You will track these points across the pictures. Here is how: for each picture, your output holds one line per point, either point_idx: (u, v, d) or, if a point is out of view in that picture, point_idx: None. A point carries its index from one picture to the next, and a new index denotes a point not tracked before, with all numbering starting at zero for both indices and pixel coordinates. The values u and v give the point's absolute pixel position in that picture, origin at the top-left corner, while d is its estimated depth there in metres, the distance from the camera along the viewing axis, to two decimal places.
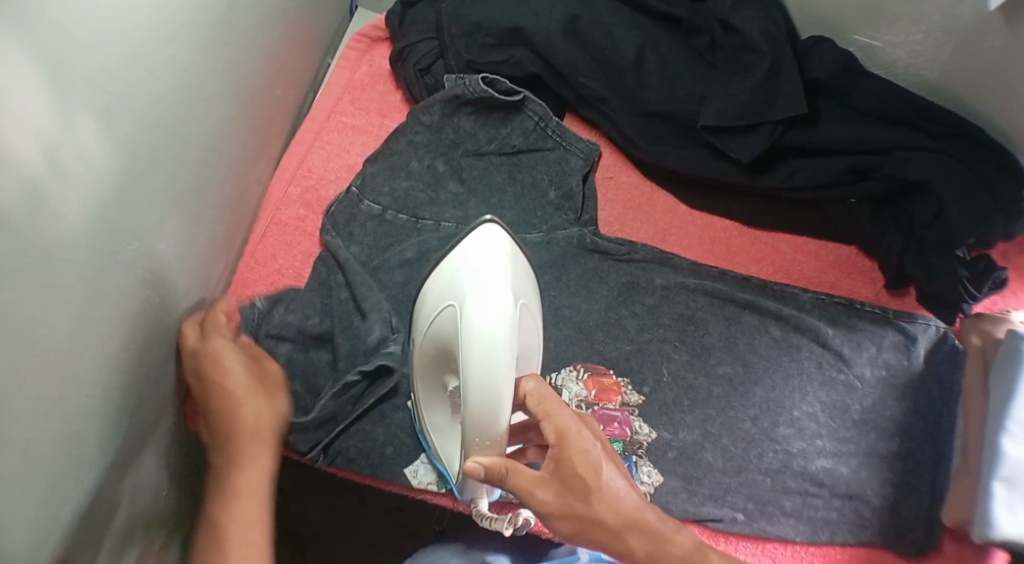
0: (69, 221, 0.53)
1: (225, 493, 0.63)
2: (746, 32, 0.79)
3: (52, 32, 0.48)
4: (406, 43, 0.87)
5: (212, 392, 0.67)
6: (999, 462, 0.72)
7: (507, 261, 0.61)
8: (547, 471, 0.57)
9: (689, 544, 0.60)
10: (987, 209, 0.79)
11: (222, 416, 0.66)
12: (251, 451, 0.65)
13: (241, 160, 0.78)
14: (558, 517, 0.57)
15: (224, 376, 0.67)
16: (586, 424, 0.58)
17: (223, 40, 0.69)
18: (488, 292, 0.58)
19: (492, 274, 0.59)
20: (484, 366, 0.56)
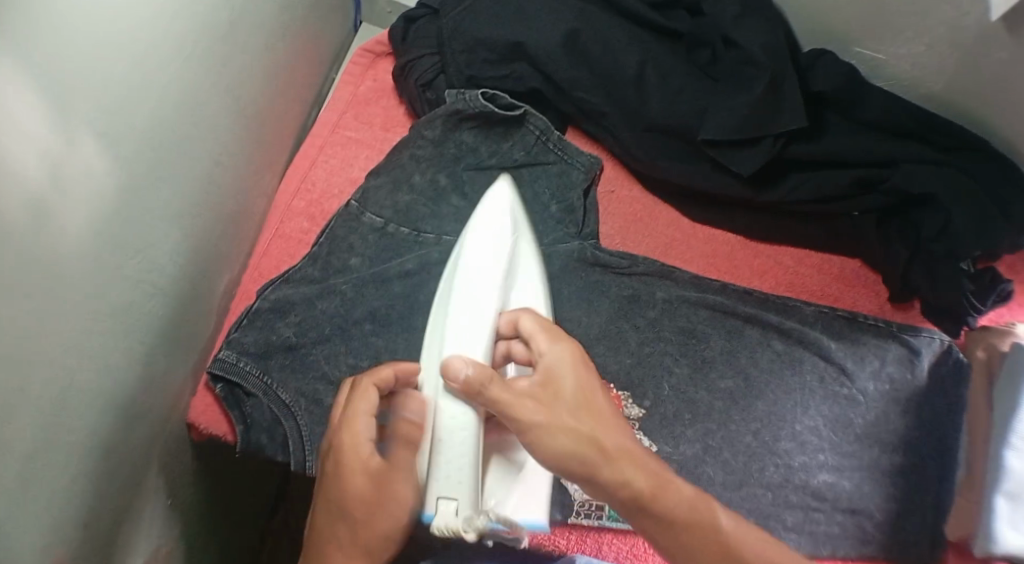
0: (73, 234, 0.54)
1: (330, 549, 0.58)
2: (747, 46, 0.80)
3: (54, 54, 0.50)
4: (409, 59, 0.87)
5: (337, 459, 0.57)
6: (1004, 477, 0.71)
7: (505, 211, 0.73)
8: (541, 388, 0.57)
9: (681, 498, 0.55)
10: (992, 222, 0.79)
11: (338, 487, 0.57)
12: (375, 523, 0.58)
13: (245, 173, 0.79)
14: (553, 430, 0.55)
15: (354, 446, 0.57)
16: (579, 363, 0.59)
17: (227, 55, 0.70)
18: (485, 227, 0.72)
19: (492, 218, 0.73)
20: (466, 282, 0.68)
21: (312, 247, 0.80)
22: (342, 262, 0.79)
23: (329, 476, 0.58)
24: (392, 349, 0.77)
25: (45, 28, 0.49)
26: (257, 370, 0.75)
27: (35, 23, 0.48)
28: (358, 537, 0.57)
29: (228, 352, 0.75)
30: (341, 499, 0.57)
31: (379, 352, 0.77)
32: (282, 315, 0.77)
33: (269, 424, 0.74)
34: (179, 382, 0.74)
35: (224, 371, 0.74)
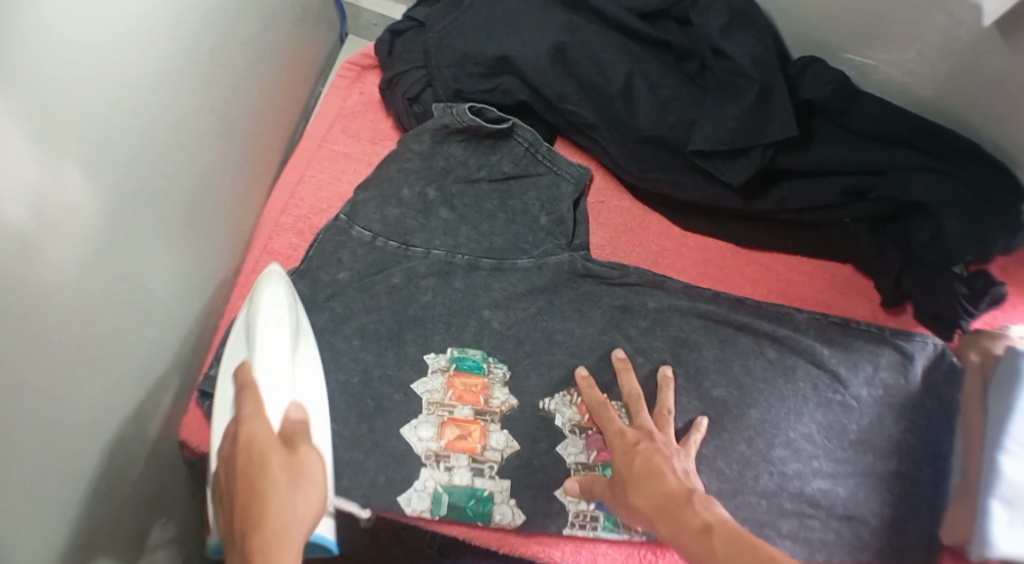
0: (59, 267, 0.54)
1: (278, 526, 0.55)
2: (737, 57, 0.79)
3: (31, 92, 0.49)
4: (395, 73, 0.87)
5: (250, 446, 0.59)
6: (999, 479, 0.72)
7: (284, 292, 0.72)
8: (640, 449, 0.67)
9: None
10: (985, 226, 0.77)
11: (257, 471, 0.57)
12: (303, 484, 0.58)
13: (234, 193, 0.79)
14: (646, 480, 0.63)
15: (260, 424, 0.61)
16: (659, 462, 0.65)
17: (210, 80, 0.70)
18: (272, 307, 0.71)
19: (275, 309, 0.71)
20: (264, 382, 0.67)
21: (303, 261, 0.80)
22: (330, 277, 0.79)
23: (247, 471, 0.58)
24: (382, 363, 0.77)
25: (18, 66, 0.48)
26: None
27: (7, 64, 0.47)
28: (293, 499, 0.57)
29: (209, 383, 0.74)
30: (266, 476, 0.57)
31: (368, 367, 0.77)
32: None
33: None
34: (169, 401, 0.73)
35: (215, 390, 0.74)
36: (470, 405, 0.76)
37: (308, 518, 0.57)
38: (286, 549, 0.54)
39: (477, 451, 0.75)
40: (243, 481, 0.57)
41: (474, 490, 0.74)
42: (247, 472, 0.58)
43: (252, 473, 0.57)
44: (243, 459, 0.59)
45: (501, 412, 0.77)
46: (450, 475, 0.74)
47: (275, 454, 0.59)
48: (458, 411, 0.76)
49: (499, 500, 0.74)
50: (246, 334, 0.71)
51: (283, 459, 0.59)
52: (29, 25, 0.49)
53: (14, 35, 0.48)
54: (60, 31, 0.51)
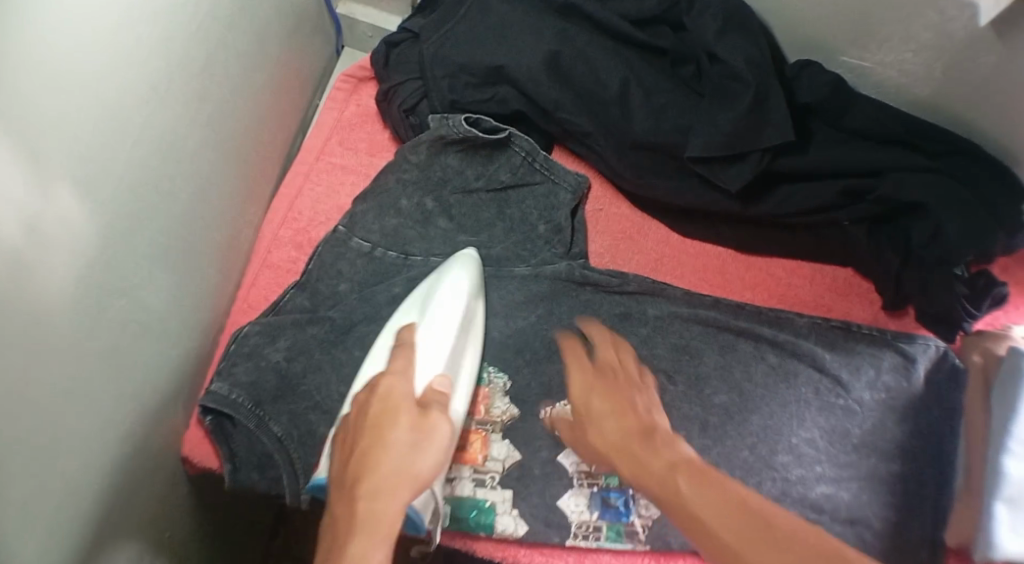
0: (55, 285, 0.54)
1: (388, 478, 0.56)
2: (731, 61, 0.79)
3: (21, 110, 0.50)
4: (391, 85, 0.87)
5: (385, 398, 0.62)
6: (1003, 482, 0.71)
7: (466, 277, 0.76)
8: (598, 389, 0.64)
9: (720, 496, 0.51)
10: (984, 224, 0.77)
11: (385, 424, 0.59)
12: (426, 443, 0.59)
13: (230, 207, 0.78)
14: (605, 419, 0.61)
15: (400, 383, 0.63)
16: (619, 401, 0.62)
17: (204, 93, 0.70)
18: (450, 292, 0.74)
19: (453, 290, 0.75)
20: (420, 347, 0.70)
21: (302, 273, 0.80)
22: (330, 289, 0.79)
23: (375, 421, 0.60)
24: None
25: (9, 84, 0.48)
26: (250, 402, 0.74)
27: None
28: (406, 456, 0.57)
29: (208, 403, 0.73)
30: (390, 430, 0.59)
31: None
32: (271, 340, 0.77)
33: (259, 461, 0.74)
34: (170, 417, 0.73)
35: (216, 405, 0.73)
36: (471, 416, 0.77)
37: (421, 480, 0.58)
38: (391, 502, 0.55)
39: (479, 462, 0.75)
40: (371, 429, 0.59)
41: (477, 502, 0.74)
42: (375, 423, 0.60)
43: (380, 426, 0.59)
44: (376, 411, 0.61)
45: (502, 421, 0.77)
46: (453, 486, 0.74)
47: (407, 411, 0.61)
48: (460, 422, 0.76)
49: (501, 510, 0.74)
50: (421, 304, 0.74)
51: (414, 419, 0.60)
52: (20, 44, 0.49)
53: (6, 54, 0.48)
54: (50, 50, 0.51)
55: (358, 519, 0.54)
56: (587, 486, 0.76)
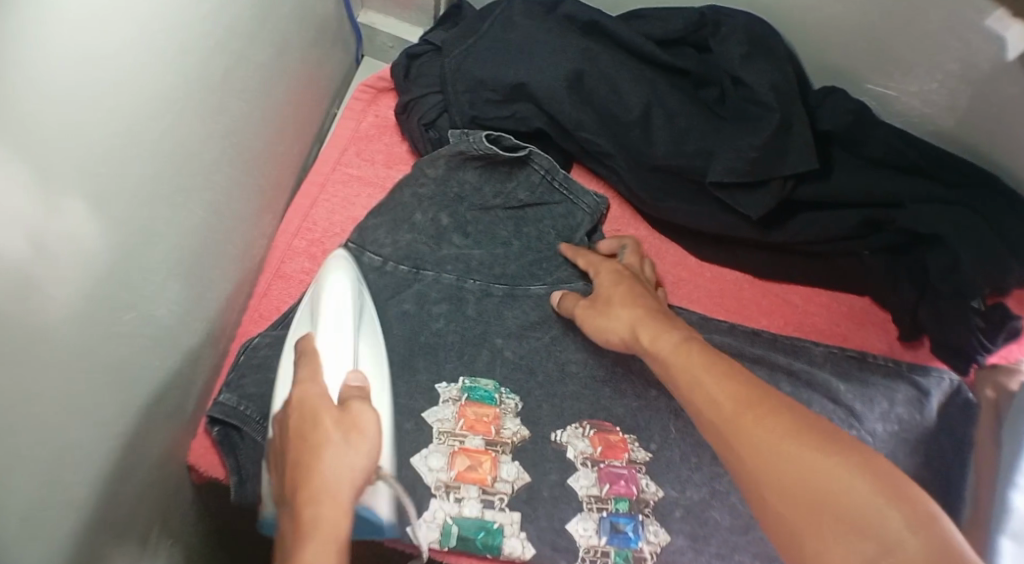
0: (60, 299, 0.53)
1: (322, 485, 0.54)
2: (756, 87, 0.79)
3: (32, 125, 0.48)
4: (411, 98, 0.86)
5: (301, 405, 0.60)
6: (1008, 515, 0.64)
7: (348, 279, 0.73)
8: (625, 279, 0.74)
9: (724, 369, 0.57)
10: (1002, 257, 0.76)
11: (308, 430, 0.57)
12: (353, 441, 0.57)
13: (247, 217, 0.78)
14: (624, 303, 0.70)
15: (313, 386, 0.61)
16: (637, 292, 0.72)
17: (221, 106, 0.69)
18: (336, 290, 0.72)
19: (341, 294, 0.72)
20: (323, 353, 0.67)
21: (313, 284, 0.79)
22: None
23: (298, 433, 0.58)
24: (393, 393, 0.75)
25: (20, 101, 0.47)
26: (258, 414, 0.73)
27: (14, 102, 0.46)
28: (335, 461, 0.55)
29: (215, 412, 0.72)
30: (315, 435, 0.57)
31: None
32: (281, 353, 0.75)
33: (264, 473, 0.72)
34: (178, 426, 0.72)
35: (223, 415, 0.72)
36: (482, 435, 0.75)
37: (357, 480, 0.56)
38: (338, 508, 0.53)
39: (488, 482, 0.73)
40: (296, 440, 0.57)
41: (484, 522, 0.72)
42: (297, 436, 0.57)
43: (303, 434, 0.57)
44: (298, 420, 0.59)
45: (512, 443, 0.75)
46: (460, 507, 0.72)
47: (330, 411, 0.59)
48: (470, 441, 0.75)
49: (509, 532, 0.72)
50: (313, 311, 0.72)
51: (335, 417, 0.58)
52: (33, 62, 0.47)
53: (19, 71, 0.46)
54: (61, 65, 0.49)
55: (298, 538, 0.52)
56: (595, 510, 0.74)
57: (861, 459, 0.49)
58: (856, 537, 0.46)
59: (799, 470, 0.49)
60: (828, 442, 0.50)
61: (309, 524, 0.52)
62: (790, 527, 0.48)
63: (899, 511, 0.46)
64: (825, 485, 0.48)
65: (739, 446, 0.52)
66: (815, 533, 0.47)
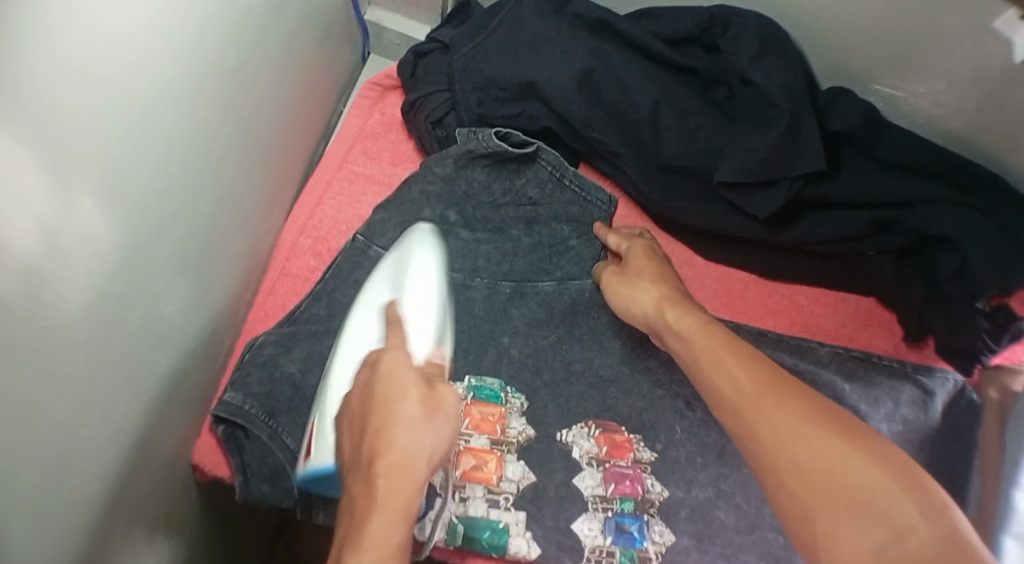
0: (72, 297, 0.53)
1: (398, 462, 0.51)
2: (766, 87, 0.79)
3: (47, 118, 0.48)
4: (419, 96, 0.86)
5: (387, 371, 0.54)
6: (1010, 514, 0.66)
7: (437, 251, 0.72)
8: (654, 265, 0.76)
9: (760, 358, 0.59)
10: (1010, 257, 0.76)
11: (392, 397, 0.53)
12: (435, 422, 0.52)
13: (255, 212, 0.78)
14: (652, 287, 0.73)
15: (400, 353, 0.55)
16: (665, 277, 0.74)
17: (230, 101, 0.68)
18: (425, 264, 0.70)
19: (430, 274, 0.69)
20: (413, 324, 0.64)
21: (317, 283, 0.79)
22: (348, 299, 0.78)
23: (380, 400, 0.53)
24: None
25: (33, 99, 0.46)
26: (263, 412, 0.73)
27: (29, 92, 0.46)
28: (412, 435, 0.51)
29: (220, 411, 0.72)
30: (400, 403, 0.52)
31: None
32: (286, 351, 0.75)
33: (269, 472, 0.72)
34: (184, 424, 0.72)
35: (228, 414, 0.72)
36: (487, 435, 0.75)
37: (428, 461, 0.52)
38: (409, 485, 0.50)
39: (493, 482, 0.74)
40: (378, 404, 0.53)
41: (490, 522, 0.72)
42: (380, 401, 0.53)
43: (379, 398, 0.53)
44: (382, 383, 0.54)
45: (517, 442, 0.75)
46: (466, 506, 0.73)
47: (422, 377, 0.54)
48: (475, 441, 0.75)
49: (514, 532, 0.72)
50: (396, 278, 0.70)
51: (424, 389, 0.53)
52: (43, 60, 0.47)
53: (31, 70, 0.46)
54: (80, 56, 0.49)
55: (370, 514, 0.49)
56: (601, 510, 0.74)
57: (883, 451, 0.50)
58: (872, 523, 0.46)
59: (819, 454, 0.50)
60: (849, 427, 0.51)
61: (385, 500, 0.50)
62: (809, 510, 0.49)
63: (913, 500, 0.47)
64: (843, 469, 0.49)
65: (760, 430, 0.53)
66: (829, 517, 0.48)
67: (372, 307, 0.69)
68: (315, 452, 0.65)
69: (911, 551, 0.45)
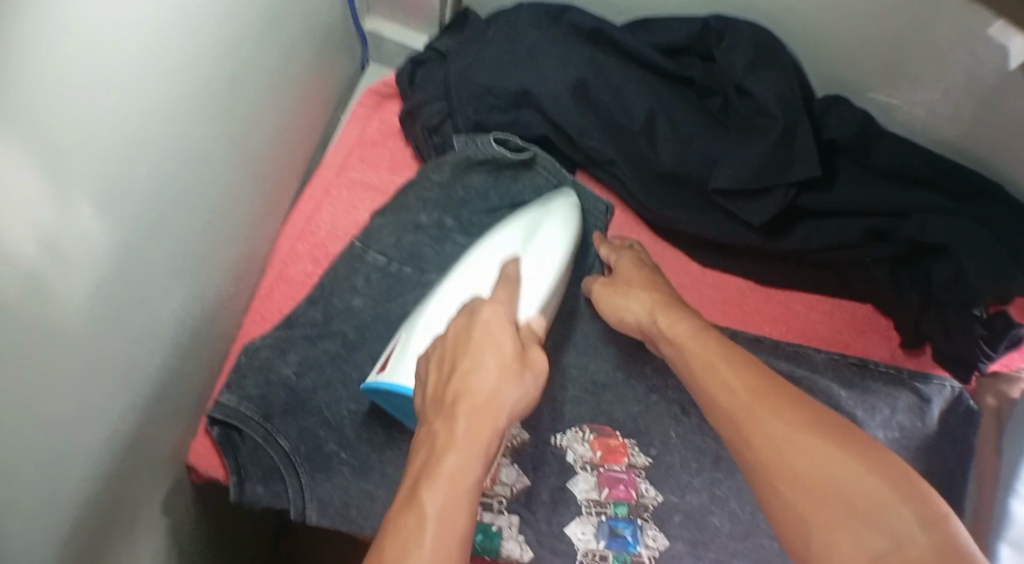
0: (69, 299, 0.53)
1: (482, 401, 0.54)
2: (761, 96, 0.80)
3: (46, 124, 0.49)
4: (414, 104, 0.87)
5: (481, 324, 0.59)
6: (1006, 523, 0.65)
7: (569, 225, 0.76)
8: (642, 273, 0.76)
9: (747, 361, 0.59)
10: (1004, 264, 0.77)
11: (482, 344, 0.57)
12: (522, 376, 0.56)
13: (252, 218, 0.79)
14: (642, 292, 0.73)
15: (501, 313, 0.60)
16: (651, 282, 0.75)
17: (228, 109, 0.69)
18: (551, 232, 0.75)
19: (547, 249, 0.73)
20: (529, 276, 0.71)
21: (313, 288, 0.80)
22: (345, 303, 0.79)
23: (467, 347, 0.57)
24: None
25: (32, 102, 0.47)
26: (258, 415, 0.74)
27: (28, 100, 0.47)
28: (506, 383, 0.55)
29: (216, 413, 0.73)
30: (489, 349, 0.57)
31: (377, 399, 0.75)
32: (283, 354, 0.76)
33: (265, 473, 0.74)
34: (180, 426, 0.73)
35: (223, 416, 0.73)
36: None
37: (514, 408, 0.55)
38: (491, 424, 0.53)
39: (488, 486, 0.74)
40: (466, 349, 0.57)
41: (483, 525, 0.74)
42: (472, 345, 0.57)
43: (473, 344, 0.57)
44: (477, 332, 0.58)
45: (512, 446, 0.76)
46: None
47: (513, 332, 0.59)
48: None
49: (508, 535, 0.74)
50: (529, 232, 0.75)
51: (517, 345, 0.58)
52: (44, 69, 0.48)
53: (27, 74, 0.46)
54: (81, 63, 0.50)
55: (448, 444, 0.52)
56: (594, 514, 0.74)
57: (882, 460, 0.50)
58: (870, 528, 0.47)
59: (821, 464, 0.50)
60: (849, 438, 0.51)
61: (465, 434, 0.52)
62: (805, 518, 0.49)
63: (911, 508, 0.47)
64: (842, 476, 0.49)
65: (756, 440, 0.53)
66: (830, 525, 0.48)
67: (495, 256, 0.74)
68: (389, 367, 0.69)
69: (911, 558, 0.45)
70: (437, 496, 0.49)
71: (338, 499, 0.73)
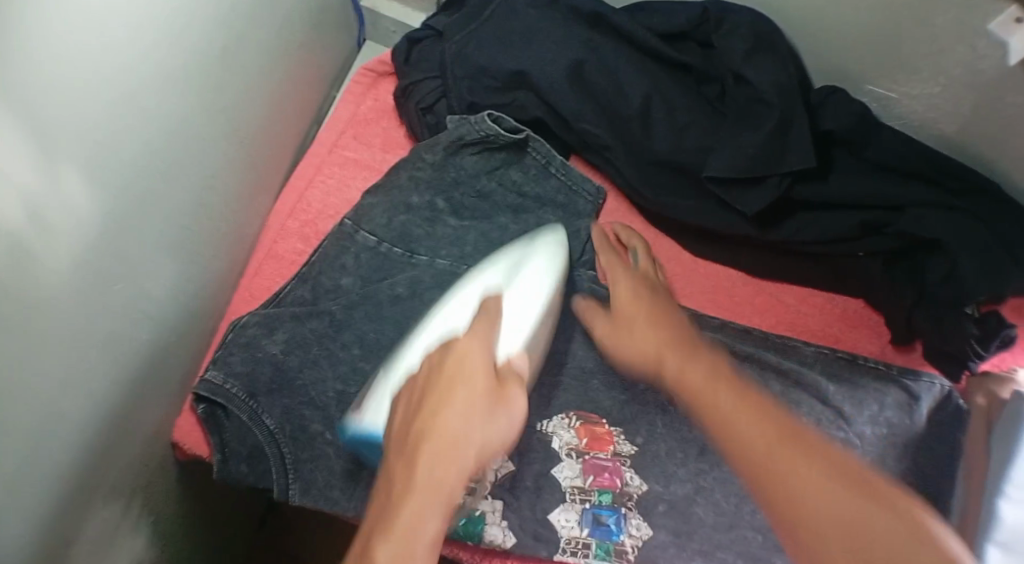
0: (55, 271, 0.53)
1: (444, 445, 0.53)
2: (758, 84, 0.79)
3: (34, 94, 0.48)
4: (411, 82, 0.87)
5: (455, 362, 0.58)
6: (994, 525, 0.65)
7: (552, 260, 0.73)
8: (634, 277, 0.77)
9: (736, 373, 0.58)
10: (1000, 264, 0.77)
11: (452, 382, 0.57)
12: (494, 417, 0.56)
13: (243, 195, 0.78)
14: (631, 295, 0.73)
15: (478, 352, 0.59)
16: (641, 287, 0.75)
17: (221, 85, 0.69)
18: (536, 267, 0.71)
19: (533, 286, 0.70)
20: (512, 310, 0.67)
21: (303, 267, 0.80)
22: (333, 282, 0.79)
23: (436, 384, 0.57)
24: None
25: (19, 70, 0.47)
26: (244, 392, 0.73)
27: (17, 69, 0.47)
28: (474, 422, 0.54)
29: (202, 388, 0.73)
30: (460, 387, 0.56)
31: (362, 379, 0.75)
32: (269, 333, 0.75)
33: (248, 452, 0.73)
34: (165, 401, 0.72)
35: (209, 393, 0.73)
36: None
37: (482, 452, 0.55)
38: (451, 469, 0.53)
39: None
40: (434, 388, 0.57)
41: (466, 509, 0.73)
42: (442, 380, 0.57)
43: (442, 381, 0.57)
44: (448, 368, 0.58)
45: None
46: None
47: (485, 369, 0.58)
48: None
49: (491, 520, 0.73)
50: (511, 268, 0.71)
51: (489, 383, 0.57)
52: (33, 37, 0.47)
53: (15, 42, 0.46)
54: (71, 34, 0.50)
55: (405, 488, 0.52)
56: (579, 501, 0.74)
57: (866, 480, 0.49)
58: (855, 541, 0.46)
59: (805, 482, 0.49)
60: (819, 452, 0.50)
61: (422, 484, 0.52)
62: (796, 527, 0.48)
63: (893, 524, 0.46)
64: (828, 494, 0.48)
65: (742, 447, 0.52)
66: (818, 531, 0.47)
67: (475, 292, 0.69)
68: (368, 411, 0.64)
69: None
70: (392, 553, 0.50)
71: (321, 480, 0.72)
